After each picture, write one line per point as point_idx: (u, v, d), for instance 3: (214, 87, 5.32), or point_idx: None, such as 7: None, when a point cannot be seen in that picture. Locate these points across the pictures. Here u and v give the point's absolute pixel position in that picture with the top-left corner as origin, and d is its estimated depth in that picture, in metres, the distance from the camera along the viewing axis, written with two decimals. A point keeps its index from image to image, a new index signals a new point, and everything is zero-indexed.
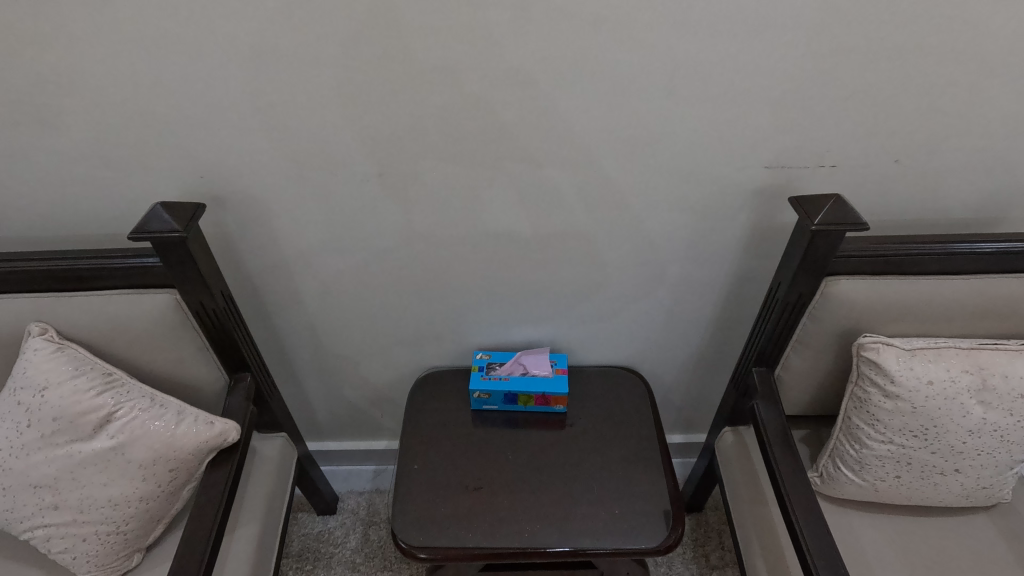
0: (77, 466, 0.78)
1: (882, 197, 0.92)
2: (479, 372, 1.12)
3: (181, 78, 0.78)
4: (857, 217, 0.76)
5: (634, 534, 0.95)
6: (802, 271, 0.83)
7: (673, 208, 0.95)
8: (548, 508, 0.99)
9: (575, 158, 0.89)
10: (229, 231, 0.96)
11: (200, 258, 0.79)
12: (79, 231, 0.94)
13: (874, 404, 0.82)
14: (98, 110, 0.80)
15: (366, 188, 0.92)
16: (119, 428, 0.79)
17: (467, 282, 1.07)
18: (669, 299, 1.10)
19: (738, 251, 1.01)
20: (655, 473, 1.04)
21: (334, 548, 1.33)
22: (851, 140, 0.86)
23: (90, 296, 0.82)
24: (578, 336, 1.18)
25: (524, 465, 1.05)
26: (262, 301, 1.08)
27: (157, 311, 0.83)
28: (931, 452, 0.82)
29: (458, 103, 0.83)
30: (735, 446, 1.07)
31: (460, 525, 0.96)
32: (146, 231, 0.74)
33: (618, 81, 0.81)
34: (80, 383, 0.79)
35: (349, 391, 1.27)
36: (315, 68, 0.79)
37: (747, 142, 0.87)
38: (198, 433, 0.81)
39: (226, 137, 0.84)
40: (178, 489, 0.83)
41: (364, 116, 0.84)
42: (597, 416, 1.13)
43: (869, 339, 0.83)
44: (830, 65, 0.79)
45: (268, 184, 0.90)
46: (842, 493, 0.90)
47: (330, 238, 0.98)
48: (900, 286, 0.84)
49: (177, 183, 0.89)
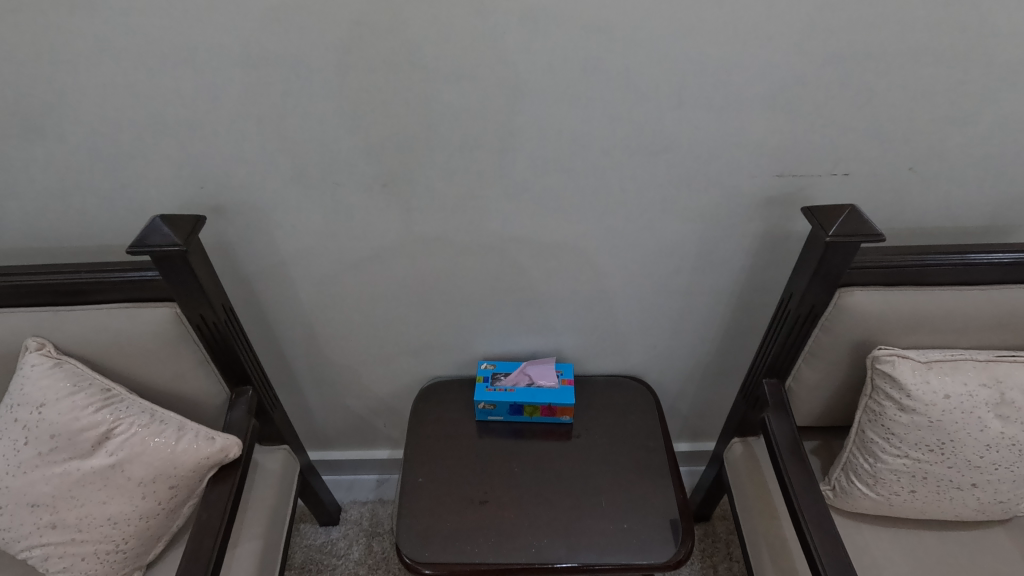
0: (75, 484, 0.76)
1: (894, 206, 0.91)
2: (484, 383, 1.10)
3: (181, 87, 0.77)
4: (873, 229, 0.74)
5: (643, 550, 0.94)
6: (815, 283, 0.81)
7: (681, 217, 0.93)
8: (555, 522, 0.97)
9: (582, 166, 0.88)
10: (230, 242, 0.94)
11: (201, 271, 0.78)
12: (78, 243, 0.92)
13: (889, 417, 0.81)
14: (97, 120, 0.79)
15: (369, 198, 0.90)
16: (119, 445, 0.77)
17: (472, 291, 1.05)
18: (677, 307, 1.08)
19: (746, 260, 1.00)
20: (663, 486, 1.02)
21: (337, 560, 1.31)
22: (863, 147, 0.84)
23: (88, 310, 0.80)
24: (584, 345, 1.16)
25: (531, 478, 1.03)
26: (263, 311, 1.06)
27: (157, 325, 0.81)
28: (948, 467, 0.80)
29: (462, 111, 0.81)
30: (744, 458, 1.05)
31: (466, 540, 0.94)
32: (145, 245, 0.72)
33: (626, 88, 0.79)
34: (78, 399, 0.77)
35: (351, 401, 1.25)
36: (316, 76, 0.77)
37: (757, 150, 0.85)
38: (199, 449, 0.79)
39: (226, 147, 0.83)
40: (179, 505, 0.82)
41: (367, 126, 0.82)
42: (604, 427, 1.11)
43: (884, 351, 0.81)
44: (841, 72, 0.77)
45: (270, 194, 0.88)
46: (855, 507, 0.88)
47: (332, 249, 0.97)
48: (914, 297, 0.82)
49: (177, 193, 0.87)
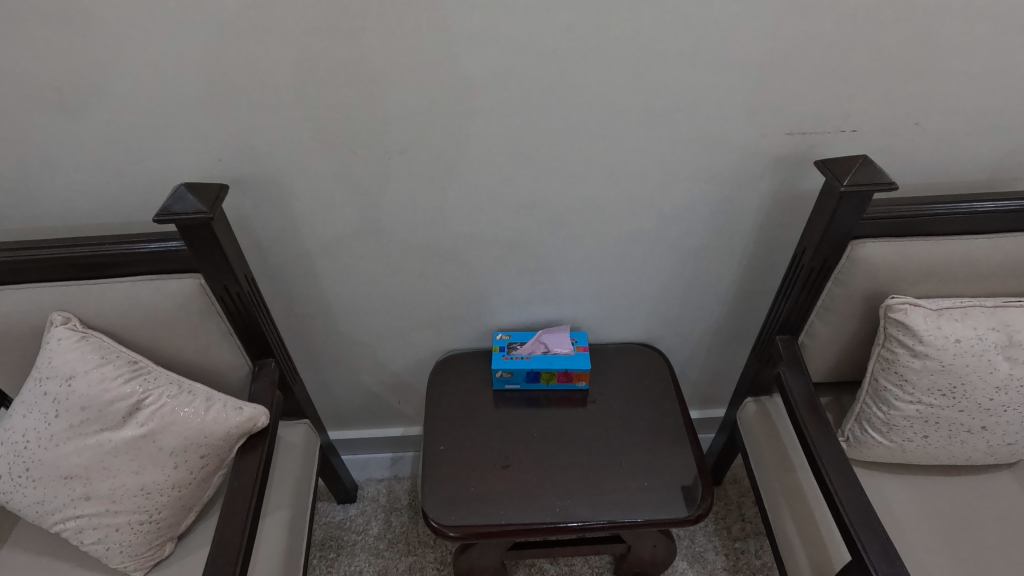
0: (107, 455, 0.77)
1: (902, 160, 0.92)
2: (501, 352, 1.12)
3: (198, 57, 0.77)
4: (886, 178, 0.75)
5: (664, 506, 0.96)
6: (829, 235, 0.83)
7: (694, 178, 0.95)
8: (576, 483, 0.99)
9: (598, 127, 0.88)
10: (247, 216, 0.94)
11: (224, 240, 0.78)
12: (94, 221, 0.91)
13: (902, 364, 0.83)
14: (115, 93, 0.78)
15: (387, 166, 0.91)
16: (149, 416, 0.78)
17: (487, 260, 1.06)
18: (690, 270, 1.10)
19: (757, 221, 1.02)
20: (680, 446, 1.04)
21: (356, 535, 1.32)
22: (872, 102, 0.86)
23: (111, 283, 0.80)
24: (597, 313, 1.18)
25: (551, 442, 1.05)
26: (279, 286, 1.06)
27: (181, 297, 0.81)
28: (959, 410, 0.83)
29: (479, 74, 0.82)
30: (758, 416, 1.08)
31: (492, 503, 0.96)
32: (171, 214, 0.72)
33: (642, 48, 0.80)
34: (106, 371, 0.78)
35: (366, 377, 1.26)
36: (334, 42, 0.77)
37: (769, 107, 0.86)
38: (228, 418, 0.80)
39: (244, 117, 0.83)
40: (210, 476, 0.83)
41: (384, 92, 0.82)
42: (619, 392, 1.13)
43: (897, 300, 0.83)
44: (850, 27, 0.79)
45: (288, 166, 0.89)
46: (869, 456, 0.91)
47: (350, 220, 0.97)
48: (924, 246, 0.84)
49: (195, 166, 0.87)
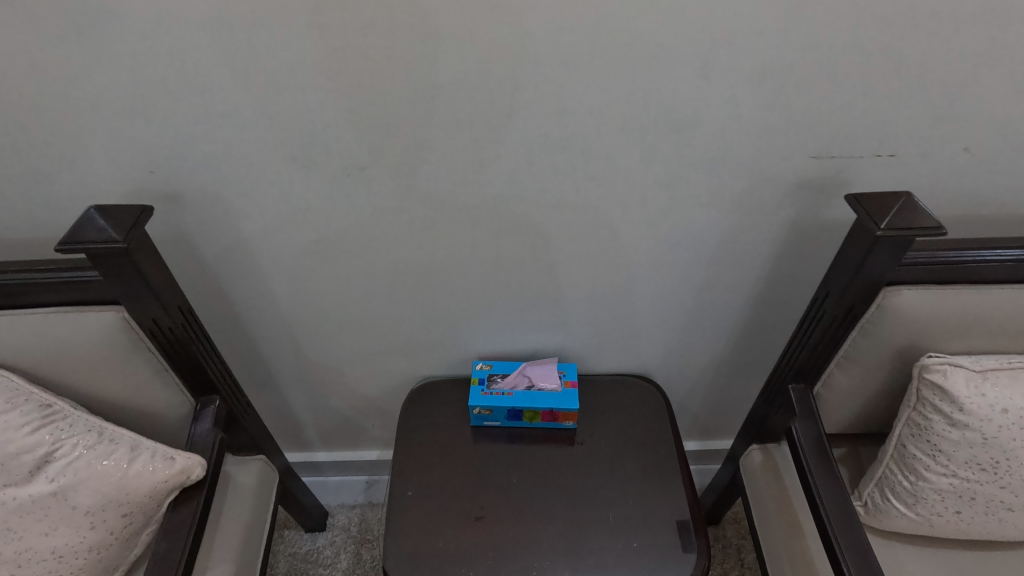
0: (10, 515, 0.66)
1: (945, 190, 0.80)
2: (480, 386, 1.01)
3: (117, 55, 0.65)
4: (934, 222, 0.63)
5: (656, 570, 0.85)
6: (857, 280, 0.71)
7: (701, 204, 0.83)
8: (557, 540, 0.88)
9: (593, 146, 0.76)
10: (191, 233, 0.83)
11: (148, 270, 0.67)
12: (15, 236, 0.81)
13: (937, 433, 0.72)
14: (23, 95, 0.67)
15: (349, 183, 0.79)
16: (60, 470, 0.68)
17: (466, 284, 0.95)
18: (693, 301, 0.98)
19: (771, 251, 0.90)
20: (676, 499, 0.93)
21: (323, 569, 1.23)
22: (913, 124, 0.73)
23: (19, 314, 0.69)
24: (589, 343, 1.07)
25: (531, 489, 0.94)
26: (233, 307, 0.95)
27: (102, 332, 0.70)
28: (999, 487, 0.71)
29: (452, 83, 0.70)
30: (763, 466, 0.97)
31: (461, 563, 0.86)
32: (76, 241, 0.61)
33: (644, 57, 0.68)
34: (11, 419, 0.67)
35: (336, 402, 1.16)
36: (277, 42, 0.65)
37: (792, 129, 0.74)
38: (155, 471, 0.70)
39: (177, 126, 0.71)
40: (135, 534, 0.73)
41: (342, 99, 0.70)
42: (611, 433, 1.02)
43: (934, 359, 0.72)
44: (894, 38, 0.66)
45: (234, 181, 0.77)
46: (890, 527, 0.80)
47: (310, 240, 0.86)
48: (968, 297, 0.72)
49: (126, 179, 0.76)
